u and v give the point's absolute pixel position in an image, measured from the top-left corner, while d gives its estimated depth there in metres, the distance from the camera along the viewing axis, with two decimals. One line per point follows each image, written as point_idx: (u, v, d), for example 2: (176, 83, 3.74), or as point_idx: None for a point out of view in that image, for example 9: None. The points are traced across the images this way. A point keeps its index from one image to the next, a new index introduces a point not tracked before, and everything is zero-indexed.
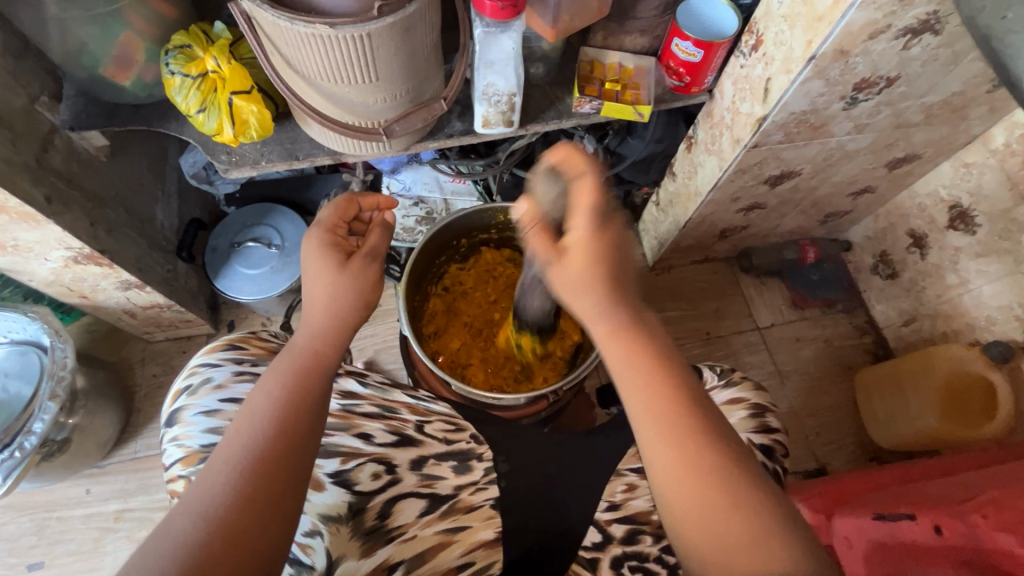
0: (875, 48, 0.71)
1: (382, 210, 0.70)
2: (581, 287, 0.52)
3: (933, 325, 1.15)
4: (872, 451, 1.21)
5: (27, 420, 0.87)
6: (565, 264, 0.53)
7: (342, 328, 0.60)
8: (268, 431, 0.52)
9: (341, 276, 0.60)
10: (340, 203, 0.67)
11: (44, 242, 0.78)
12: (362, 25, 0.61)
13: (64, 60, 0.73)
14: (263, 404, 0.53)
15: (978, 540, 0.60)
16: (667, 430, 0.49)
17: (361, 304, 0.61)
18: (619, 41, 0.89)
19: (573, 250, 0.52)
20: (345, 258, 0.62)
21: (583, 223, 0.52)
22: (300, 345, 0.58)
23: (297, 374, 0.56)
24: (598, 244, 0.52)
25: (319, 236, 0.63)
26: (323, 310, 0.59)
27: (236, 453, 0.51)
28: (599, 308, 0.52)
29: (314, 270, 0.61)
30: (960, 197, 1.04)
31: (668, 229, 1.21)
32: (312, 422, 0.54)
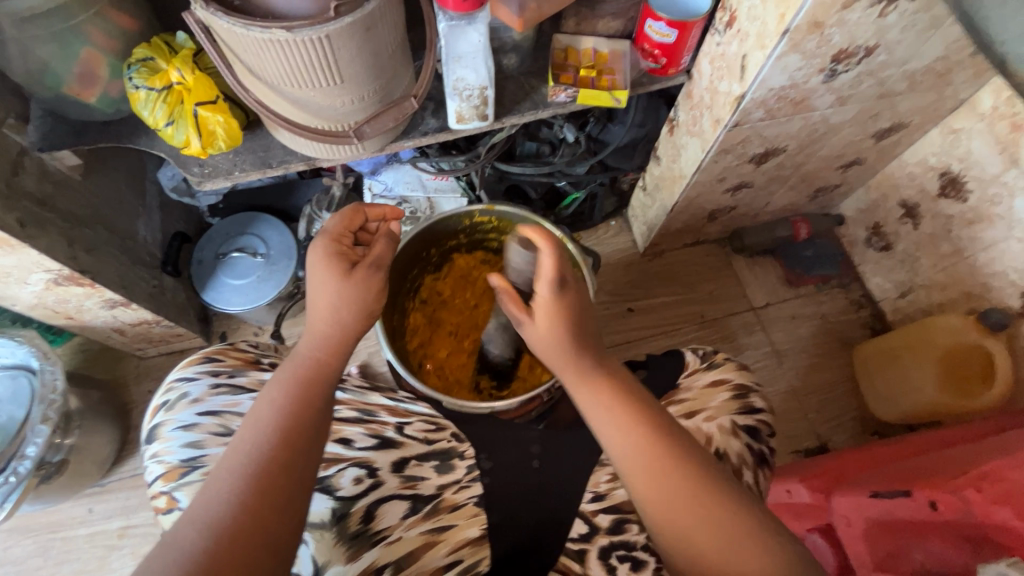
0: (850, 18, 0.69)
1: (388, 221, 0.68)
2: (550, 345, 0.57)
3: (929, 295, 1.14)
4: (874, 426, 1.20)
5: (21, 444, 0.87)
6: (533, 324, 0.57)
7: (345, 336, 0.59)
8: (271, 440, 0.51)
9: (346, 284, 0.59)
10: (346, 213, 0.65)
11: (22, 265, 0.77)
12: (321, 27, 0.59)
13: (27, 80, 0.72)
14: (266, 414, 0.53)
15: (973, 514, 0.60)
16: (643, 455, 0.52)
17: (363, 314, 0.60)
18: (592, 26, 0.88)
19: (540, 311, 0.56)
20: (349, 267, 0.60)
21: (544, 290, 0.56)
22: (303, 353, 0.57)
23: (300, 382, 0.55)
24: (564, 304, 0.56)
25: (324, 244, 0.61)
26: (326, 316, 0.58)
27: (238, 462, 0.50)
28: (562, 364, 0.57)
29: (318, 280, 0.59)
30: (950, 164, 1.02)
31: (656, 215, 1.19)
32: (315, 430, 0.53)
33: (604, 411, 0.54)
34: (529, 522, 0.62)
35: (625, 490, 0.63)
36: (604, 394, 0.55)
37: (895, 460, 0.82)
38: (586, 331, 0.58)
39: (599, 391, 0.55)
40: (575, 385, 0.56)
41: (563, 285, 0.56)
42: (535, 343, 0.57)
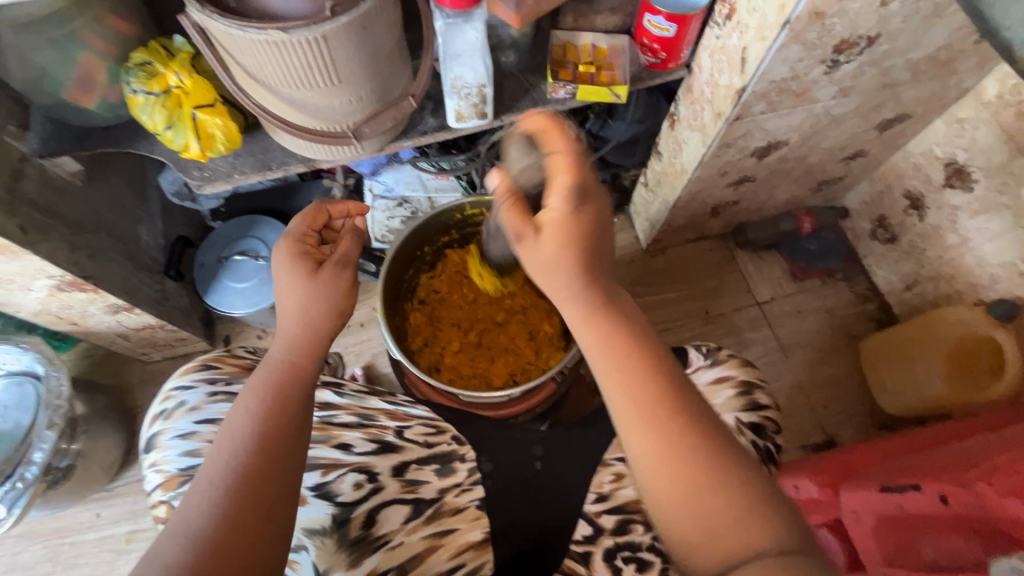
0: (851, 7, 0.68)
1: (354, 216, 0.68)
2: (555, 268, 0.53)
3: (936, 287, 1.13)
4: (881, 420, 1.19)
5: (27, 450, 0.87)
6: (537, 246, 0.54)
7: (317, 337, 0.58)
8: (247, 446, 0.51)
9: (313, 285, 0.59)
10: (308, 212, 0.66)
11: (24, 272, 0.78)
12: (316, 27, 0.59)
13: (26, 87, 0.72)
14: (244, 420, 0.52)
15: (986, 509, 0.58)
16: (641, 403, 0.50)
17: (334, 311, 0.59)
18: (590, 21, 0.87)
19: (549, 231, 0.53)
20: (316, 267, 0.61)
21: (557, 204, 0.53)
22: (277, 357, 0.57)
23: (275, 386, 0.54)
24: (575, 224, 0.53)
25: (288, 246, 0.62)
26: (295, 319, 0.58)
27: (218, 470, 0.49)
28: (573, 290, 0.54)
29: (286, 282, 0.59)
30: (955, 154, 1.01)
31: (658, 211, 1.18)
32: (294, 435, 0.53)
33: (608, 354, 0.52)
34: (529, 525, 0.62)
35: (628, 489, 0.62)
36: (614, 339, 0.52)
37: (904, 455, 0.81)
38: (599, 252, 0.55)
39: (608, 346, 0.52)
40: (580, 326, 0.54)
41: (579, 198, 0.53)
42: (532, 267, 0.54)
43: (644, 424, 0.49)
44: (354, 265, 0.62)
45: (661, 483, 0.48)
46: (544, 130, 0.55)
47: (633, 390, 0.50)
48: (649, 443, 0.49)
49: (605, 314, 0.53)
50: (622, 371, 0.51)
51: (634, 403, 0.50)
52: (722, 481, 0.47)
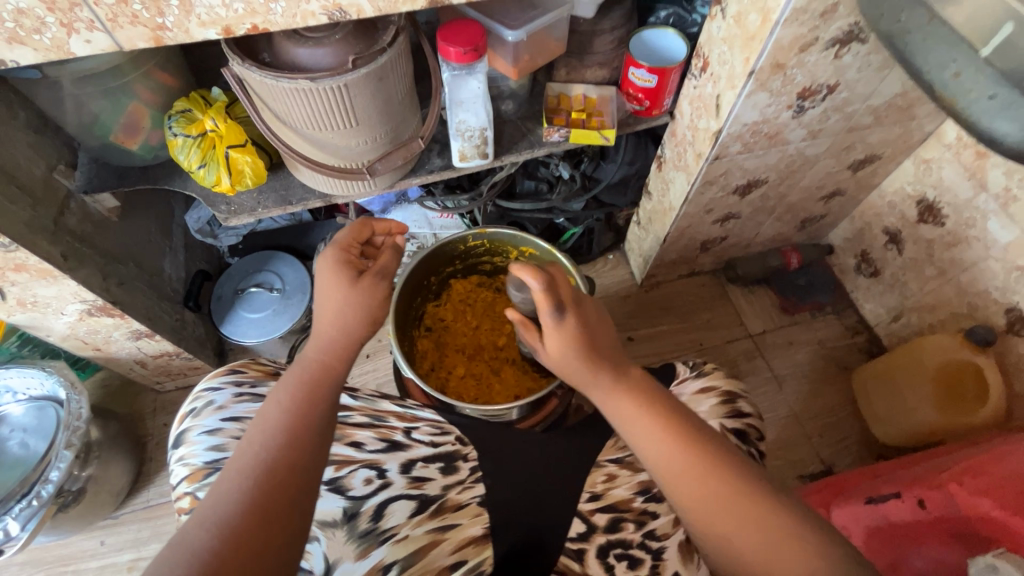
0: (809, 59, 0.78)
1: (394, 234, 0.74)
2: (562, 364, 0.60)
3: (920, 317, 1.18)
4: (877, 449, 1.21)
5: (44, 470, 0.91)
6: (546, 351, 0.61)
7: (347, 341, 0.63)
8: (281, 437, 0.54)
9: (353, 291, 0.65)
10: (355, 225, 0.71)
11: (61, 296, 0.84)
12: (339, 77, 0.68)
13: (80, 131, 0.81)
14: (276, 412, 0.56)
15: (959, 509, 0.64)
16: (670, 436, 0.54)
17: (368, 318, 0.65)
18: (581, 75, 0.97)
19: (547, 339, 0.60)
20: (356, 275, 0.66)
21: (546, 317, 0.59)
22: (309, 358, 0.61)
23: (306, 386, 0.59)
24: (568, 327, 0.59)
25: (334, 254, 0.67)
26: (332, 321, 0.63)
27: (253, 453, 0.53)
28: (583, 382, 0.59)
29: (327, 288, 0.65)
30: (925, 191, 1.08)
31: (651, 246, 1.25)
32: (323, 429, 0.57)
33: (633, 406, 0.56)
34: (526, 526, 0.63)
35: (620, 489, 0.66)
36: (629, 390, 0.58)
37: (893, 468, 0.82)
38: (602, 347, 0.60)
39: (627, 392, 0.57)
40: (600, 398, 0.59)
41: (560, 309, 0.59)
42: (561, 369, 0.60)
43: (671, 445, 0.53)
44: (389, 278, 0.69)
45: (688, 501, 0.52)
46: (524, 272, 0.59)
47: (662, 432, 0.54)
48: (683, 479, 0.52)
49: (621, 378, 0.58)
50: (656, 424, 0.55)
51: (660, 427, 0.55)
52: (752, 495, 0.50)
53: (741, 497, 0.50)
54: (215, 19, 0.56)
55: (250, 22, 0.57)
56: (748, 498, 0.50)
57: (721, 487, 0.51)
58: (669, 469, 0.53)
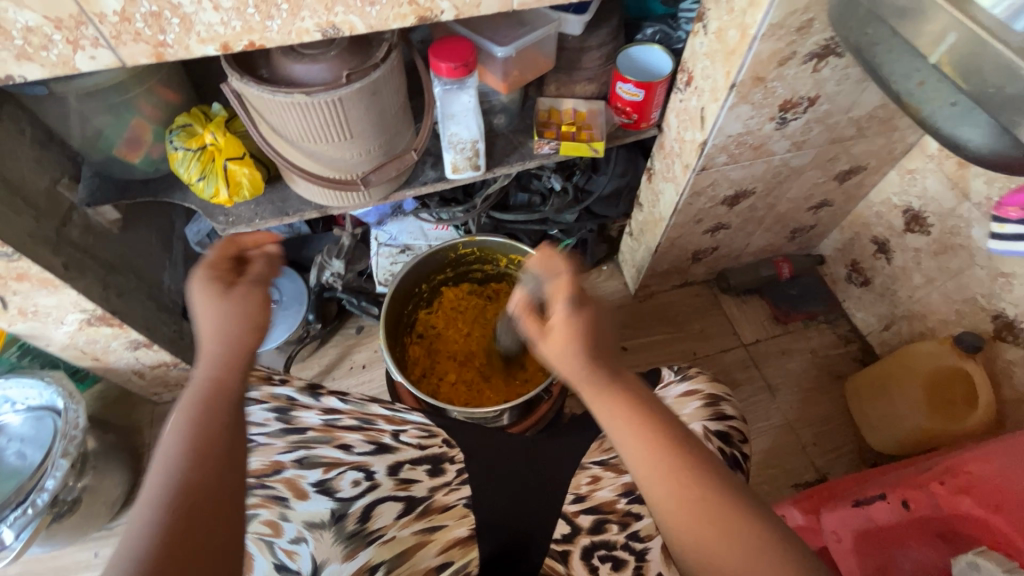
0: (788, 73, 0.81)
1: (269, 244, 0.65)
2: (565, 361, 0.53)
3: (911, 325, 1.19)
4: (871, 457, 1.21)
5: (40, 478, 0.91)
6: (549, 346, 0.54)
7: (236, 353, 0.56)
8: (188, 465, 0.48)
9: (224, 304, 0.57)
10: (221, 243, 0.62)
11: (61, 306, 0.86)
12: (334, 91, 0.71)
13: (84, 145, 0.84)
14: (172, 440, 0.50)
15: (939, 507, 0.65)
16: (655, 459, 0.49)
17: (252, 326, 0.57)
18: (571, 89, 1.00)
19: (556, 329, 0.53)
20: (228, 287, 0.59)
21: (559, 310, 0.54)
22: (201, 376, 0.54)
23: (203, 405, 0.52)
24: (580, 323, 0.53)
25: (201, 273, 0.59)
26: (214, 337, 0.55)
27: (155, 488, 0.47)
28: (580, 383, 0.53)
29: (197, 308, 0.57)
30: (911, 202, 1.10)
31: (643, 256, 1.27)
32: (227, 449, 0.51)
33: (624, 426, 0.51)
34: (512, 525, 0.66)
35: (604, 490, 0.66)
36: (627, 407, 0.51)
37: (882, 472, 0.83)
38: (606, 350, 0.54)
39: (621, 410, 0.51)
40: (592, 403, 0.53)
41: (576, 300, 0.54)
42: (547, 366, 0.53)
43: (660, 472, 0.49)
44: (268, 284, 0.61)
45: (679, 535, 0.48)
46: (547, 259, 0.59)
47: (654, 452, 0.49)
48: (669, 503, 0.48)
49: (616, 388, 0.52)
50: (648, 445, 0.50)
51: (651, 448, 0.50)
52: (737, 528, 0.46)
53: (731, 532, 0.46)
54: (214, 36, 0.59)
55: (247, 39, 0.60)
56: (738, 532, 0.46)
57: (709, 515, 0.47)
58: (658, 499, 0.49)
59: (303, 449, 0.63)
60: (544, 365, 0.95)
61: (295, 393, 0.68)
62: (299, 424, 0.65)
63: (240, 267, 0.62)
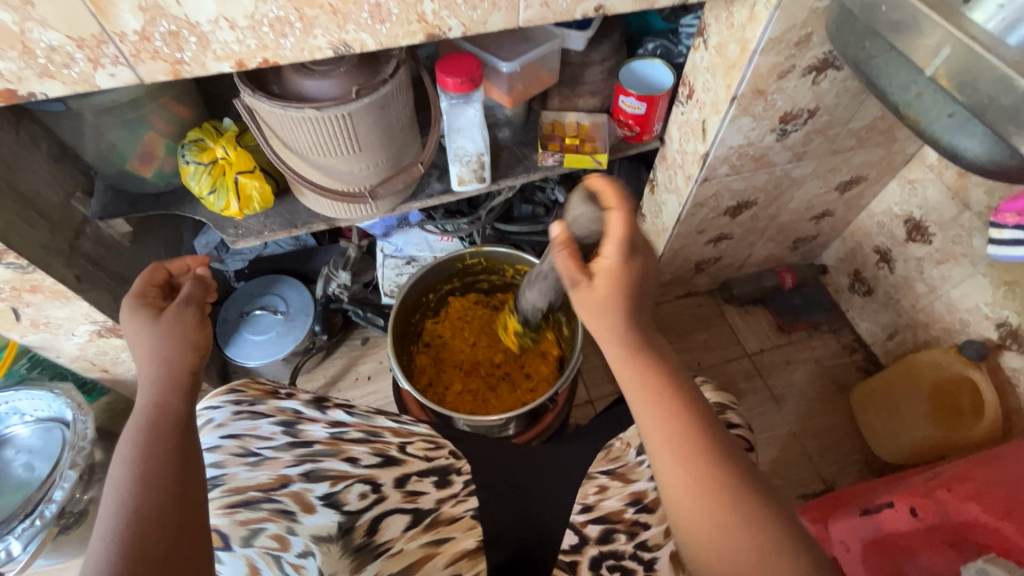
0: (788, 85, 0.82)
1: (196, 268, 0.67)
2: (599, 311, 0.53)
3: (915, 334, 1.19)
4: (879, 468, 1.20)
5: (48, 489, 0.92)
6: (591, 290, 0.53)
7: (173, 374, 0.55)
8: (140, 485, 0.46)
9: (157, 328, 0.57)
10: (147, 271, 0.64)
11: (73, 317, 0.87)
12: (343, 106, 0.73)
13: (98, 159, 0.86)
14: (121, 469, 0.47)
15: (949, 514, 0.66)
16: (671, 431, 0.48)
17: (190, 347, 0.57)
18: (574, 103, 1.02)
19: (600, 276, 0.53)
20: (159, 311, 0.59)
21: (610, 252, 0.53)
22: (143, 402, 0.52)
23: (149, 429, 0.50)
24: (625, 274, 0.52)
25: (128, 302, 0.60)
26: (151, 364, 0.55)
27: (109, 520, 0.44)
28: (608, 337, 0.53)
29: (131, 337, 0.58)
30: (911, 211, 1.11)
31: (646, 267, 1.28)
32: (182, 470, 0.48)
33: (643, 395, 0.50)
34: (521, 536, 0.64)
35: (611, 500, 0.67)
36: (650, 380, 0.51)
37: (888, 481, 0.82)
38: (643, 306, 0.54)
39: (644, 381, 0.51)
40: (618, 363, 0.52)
41: (631, 250, 0.53)
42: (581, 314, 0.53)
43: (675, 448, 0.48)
44: (200, 304, 0.62)
45: (685, 504, 0.47)
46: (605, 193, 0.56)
47: (670, 428, 0.49)
48: (679, 477, 0.47)
49: (643, 357, 0.52)
50: (660, 418, 0.49)
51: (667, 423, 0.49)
52: (747, 514, 0.45)
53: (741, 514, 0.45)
54: (229, 54, 0.61)
55: (261, 56, 0.62)
56: (746, 511, 0.45)
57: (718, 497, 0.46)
58: (667, 470, 0.48)
59: (309, 463, 0.64)
60: (550, 375, 0.95)
61: (301, 406, 0.70)
62: (306, 437, 0.67)
63: (168, 293, 0.64)
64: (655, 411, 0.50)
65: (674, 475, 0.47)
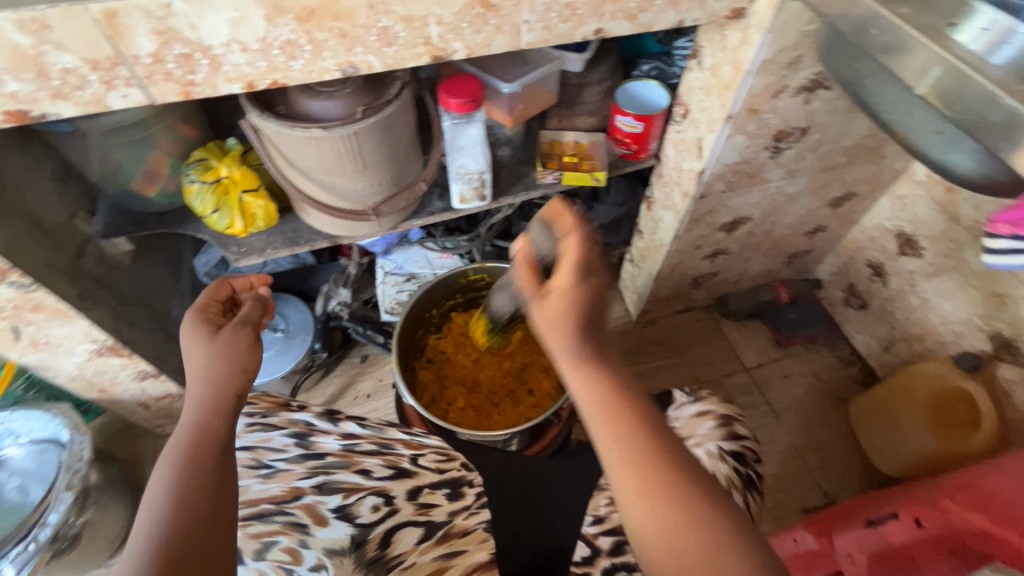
0: (781, 105, 0.85)
1: (256, 287, 0.73)
2: (555, 323, 0.54)
3: (910, 347, 1.21)
4: (879, 480, 1.21)
5: (43, 512, 0.90)
6: (544, 305, 0.55)
7: (217, 394, 0.58)
8: (168, 513, 0.50)
9: (212, 345, 0.60)
10: (212, 285, 0.69)
11: (73, 336, 0.86)
12: (349, 126, 0.74)
13: (103, 178, 0.86)
14: (157, 491, 0.51)
15: (952, 522, 0.67)
16: (624, 438, 0.51)
17: (239, 369, 0.60)
18: (572, 122, 1.04)
19: (555, 291, 0.55)
20: (216, 330, 0.63)
21: (567, 271, 0.55)
22: (184, 422, 0.56)
23: (187, 451, 0.54)
24: (579, 287, 0.54)
25: (190, 316, 0.64)
26: (197, 381, 0.59)
27: (139, 544, 0.48)
28: (564, 345, 0.54)
29: (187, 349, 0.61)
30: (902, 226, 1.14)
31: (644, 282, 1.29)
32: (212, 500, 0.51)
33: (595, 407, 0.53)
34: (535, 547, 0.65)
35: (623, 512, 0.66)
36: (598, 392, 0.53)
37: (890, 493, 0.83)
38: (598, 323, 0.56)
39: (595, 395, 0.53)
40: (569, 371, 0.54)
41: (586, 270, 0.56)
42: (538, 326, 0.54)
43: (628, 462, 0.50)
44: (255, 326, 0.65)
45: (638, 515, 0.49)
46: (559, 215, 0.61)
47: (622, 439, 0.51)
48: (632, 487, 0.50)
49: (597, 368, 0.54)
50: (614, 431, 0.52)
51: (618, 434, 0.51)
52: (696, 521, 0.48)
53: (690, 523, 0.47)
54: (240, 75, 0.62)
55: (271, 77, 0.63)
56: (693, 520, 0.48)
57: (669, 507, 0.48)
58: (621, 479, 0.50)
59: (322, 475, 0.64)
60: (552, 390, 0.96)
61: (313, 419, 0.69)
62: (318, 449, 0.66)
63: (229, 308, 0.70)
64: (606, 421, 0.52)
65: (627, 486, 0.50)
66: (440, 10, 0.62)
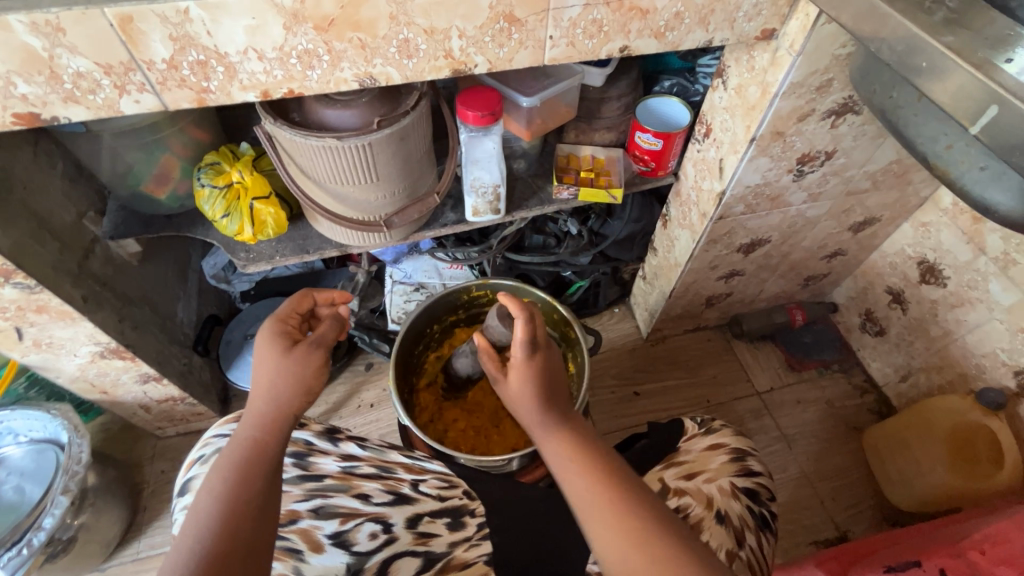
0: (807, 128, 0.82)
1: (337, 304, 0.71)
2: (522, 400, 0.63)
3: (929, 378, 1.18)
4: (893, 515, 1.17)
5: (38, 516, 0.88)
6: (507, 383, 0.65)
7: (280, 413, 0.59)
8: (212, 527, 0.51)
9: (286, 360, 0.61)
10: (296, 296, 0.69)
11: (76, 338, 0.85)
12: (364, 137, 0.73)
13: (113, 180, 0.86)
14: (206, 501, 0.53)
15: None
16: (597, 488, 0.55)
17: (305, 391, 0.61)
18: (590, 137, 1.02)
19: (515, 370, 0.63)
20: (291, 345, 0.63)
21: (519, 349, 0.63)
22: (242, 435, 0.58)
23: (238, 466, 0.55)
24: (535, 361, 0.63)
25: (270, 326, 0.65)
26: (264, 395, 0.60)
27: (183, 554, 0.50)
28: (536, 422, 0.62)
29: (261, 358, 0.62)
30: (925, 253, 1.10)
31: (656, 300, 1.26)
32: (256, 520, 0.53)
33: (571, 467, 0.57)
34: None
35: None
36: (574, 454, 0.58)
37: (910, 537, 0.80)
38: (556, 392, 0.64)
39: (571, 456, 0.58)
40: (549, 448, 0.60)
41: (533, 344, 0.64)
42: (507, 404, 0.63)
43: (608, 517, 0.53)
44: (328, 347, 0.65)
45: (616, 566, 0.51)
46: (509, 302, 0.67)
47: (597, 493, 0.54)
48: (612, 543, 0.51)
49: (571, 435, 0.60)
50: (588, 483, 0.55)
51: (594, 490, 0.55)
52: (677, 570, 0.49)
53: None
54: (256, 83, 0.61)
55: (287, 86, 0.62)
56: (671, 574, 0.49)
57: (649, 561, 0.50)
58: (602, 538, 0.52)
59: (319, 498, 0.63)
60: None
61: (313, 437, 0.68)
62: (317, 470, 0.65)
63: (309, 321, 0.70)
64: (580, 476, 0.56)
65: (608, 546, 0.52)
66: (463, 23, 0.61)
